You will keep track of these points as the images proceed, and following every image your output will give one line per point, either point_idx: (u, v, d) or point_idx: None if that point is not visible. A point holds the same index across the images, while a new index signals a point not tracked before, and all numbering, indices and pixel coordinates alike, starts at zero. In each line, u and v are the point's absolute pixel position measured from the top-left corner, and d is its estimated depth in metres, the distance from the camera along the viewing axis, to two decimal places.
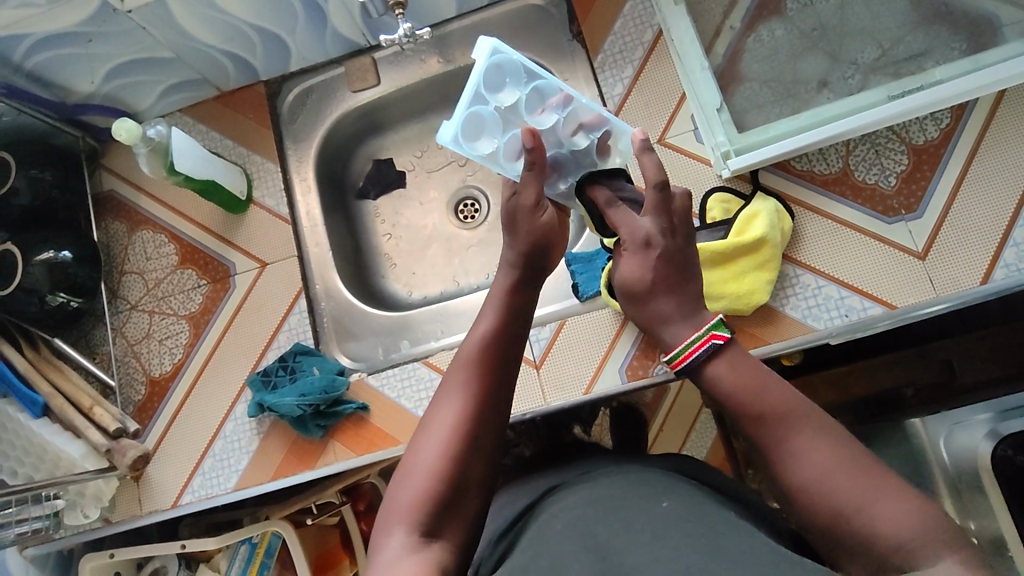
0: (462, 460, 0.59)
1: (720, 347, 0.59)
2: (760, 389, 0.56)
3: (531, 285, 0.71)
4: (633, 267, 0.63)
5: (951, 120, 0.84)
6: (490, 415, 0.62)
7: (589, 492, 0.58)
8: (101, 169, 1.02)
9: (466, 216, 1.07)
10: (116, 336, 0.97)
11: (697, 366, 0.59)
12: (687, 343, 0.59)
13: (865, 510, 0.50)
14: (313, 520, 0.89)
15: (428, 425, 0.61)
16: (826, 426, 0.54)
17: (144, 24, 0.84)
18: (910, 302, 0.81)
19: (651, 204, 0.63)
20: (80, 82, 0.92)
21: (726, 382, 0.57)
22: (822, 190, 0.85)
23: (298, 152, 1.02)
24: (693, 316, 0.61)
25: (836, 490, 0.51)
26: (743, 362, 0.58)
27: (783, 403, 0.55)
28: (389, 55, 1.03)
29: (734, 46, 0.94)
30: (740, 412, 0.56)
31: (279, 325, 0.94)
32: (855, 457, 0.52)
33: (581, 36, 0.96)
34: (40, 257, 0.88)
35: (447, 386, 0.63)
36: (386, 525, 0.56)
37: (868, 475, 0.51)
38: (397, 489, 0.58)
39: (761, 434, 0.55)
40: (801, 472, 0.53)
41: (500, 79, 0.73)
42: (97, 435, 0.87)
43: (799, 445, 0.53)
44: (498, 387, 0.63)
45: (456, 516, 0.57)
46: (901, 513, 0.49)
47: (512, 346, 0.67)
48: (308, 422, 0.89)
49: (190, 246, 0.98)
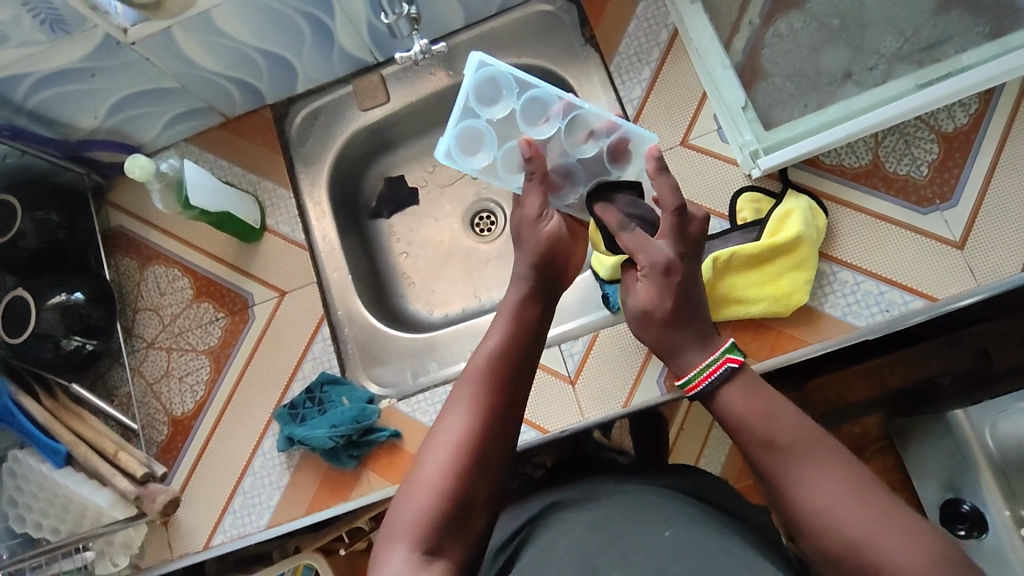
0: (467, 477, 0.57)
1: (735, 372, 0.58)
2: (767, 416, 0.55)
3: (543, 298, 0.71)
4: (645, 292, 0.62)
5: (980, 105, 0.82)
6: (498, 431, 0.60)
7: (654, 518, 0.56)
8: (108, 205, 0.99)
9: (483, 230, 1.05)
10: (135, 376, 0.94)
11: (711, 391, 0.59)
12: (698, 371, 0.59)
13: (874, 543, 0.48)
14: (346, 549, 0.89)
15: (433, 436, 0.59)
16: (835, 457, 0.53)
17: (147, 56, 0.81)
18: (952, 294, 0.79)
19: (665, 229, 0.63)
20: (83, 118, 0.89)
21: (735, 406, 0.57)
22: (853, 184, 0.83)
23: (310, 176, 1.00)
24: (708, 343, 0.61)
25: (845, 521, 0.50)
26: (755, 389, 0.57)
27: (791, 431, 0.54)
28: (397, 71, 1.01)
29: (753, 42, 0.92)
30: (748, 439, 0.56)
31: (303, 355, 0.92)
32: (866, 490, 0.51)
33: (594, 41, 0.94)
34: (53, 301, 0.85)
35: (454, 398, 0.61)
36: (388, 540, 0.55)
37: (879, 509, 0.50)
38: (400, 504, 0.57)
39: (769, 462, 0.54)
40: (808, 503, 0.51)
41: (495, 93, 0.77)
42: (124, 482, 0.84)
43: (808, 473, 0.52)
44: (508, 402, 0.62)
45: (460, 533, 0.56)
46: (913, 551, 0.47)
47: (524, 359, 0.65)
48: (340, 454, 0.86)
49: (205, 280, 0.95)
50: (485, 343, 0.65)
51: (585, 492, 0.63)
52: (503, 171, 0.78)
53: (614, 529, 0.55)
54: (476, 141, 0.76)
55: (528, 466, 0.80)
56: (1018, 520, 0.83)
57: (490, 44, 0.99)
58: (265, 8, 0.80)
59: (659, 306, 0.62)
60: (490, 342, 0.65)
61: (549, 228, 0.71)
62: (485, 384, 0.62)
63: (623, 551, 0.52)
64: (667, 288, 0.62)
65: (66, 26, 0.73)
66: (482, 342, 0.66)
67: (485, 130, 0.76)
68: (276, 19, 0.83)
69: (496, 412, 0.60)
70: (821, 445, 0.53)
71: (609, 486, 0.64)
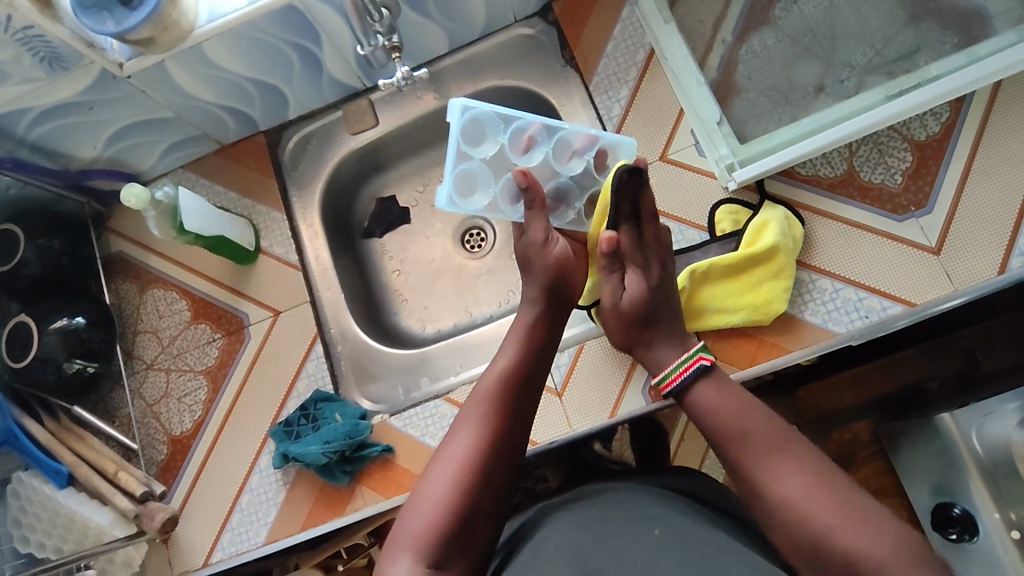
0: (473, 491, 0.59)
1: (708, 367, 0.67)
2: (737, 413, 0.63)
3: (551, 324, 0.74)
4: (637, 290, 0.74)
5: (951, 114, 0.84)
6: (505, 449, 0.63)
7: (630, 523, 0.57)
8: (108, 232, 1.02)
9: (473, 246, 1.08)
10: (135, 398, 0.96)
11: (684, 388, 0.68)
12: (673, 368, 0.69)
13: (840, 528, 0.54)
14: (345, 565, 0.91)
15: (443, 451, 0.62)
16: (799, 453, 0.59)
17: (143, 88, 0.85)
18: (930, 298, 0.80)
19: (651, 238, 0.77)
20: (83, 149, 0.93)
21: (713, 407, 0.64)
22: (829, 194, 0.85)
23: (303, 199, 1.02)
24: (680, 340, 0.73)
25: (814, 510, 0.55)
26: (725, 386, 0.66)
27: (761, 426, 0.61)
28: (385, 96, 1.04)
29: (727, 58, 0.94)
30: (722, 433, 0.63)
31: (297, 373, 0.94)
32: (827, 482, 0.57)
33: (574, 62, 0.97)
34: (55, 325, 0.88)
35: (464, 417, 0.65)
36: (395, 550, 0.57)
37: (840, 501, 0.56)
38: (409, 513, 0.59)
39: (746, 455, 0.60)
40: (775, 491, 0.57)
41: (480, 133, 0.80)
42: (124, 501, 0.86)
43: (779, 467, 0.59)
44: (516, 422, 0.65)
45: (463, 547, 0.58)
46: (873, 541, 0.53)
47: (530, 384, 0.69)
48: (334, 469, 0.88)
49: (203, 302, 0.98)
50: (493, 365, 0.69)
51: (578, 495, 0.63)
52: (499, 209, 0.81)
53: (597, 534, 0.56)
54: (472, 185, 0.80)
55: (530, 479, 0.84)
56: (1010, 523, 0.82)
57: (474, 67, 1.02)
58: (255, 40, 0.83)
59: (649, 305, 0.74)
60: (500, 364, 0.69)
61: (553, 253, 0.76)
62: (494, 403, 0.65)
63: (609, 547, 0.55)
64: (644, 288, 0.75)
65: (64, 63, 0.77)
66: (491, 364, 0.69)
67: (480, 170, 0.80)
68: (266, 50, 0.86)
69: (503, 434, 0.63)
70: (786, 440, 0.60)
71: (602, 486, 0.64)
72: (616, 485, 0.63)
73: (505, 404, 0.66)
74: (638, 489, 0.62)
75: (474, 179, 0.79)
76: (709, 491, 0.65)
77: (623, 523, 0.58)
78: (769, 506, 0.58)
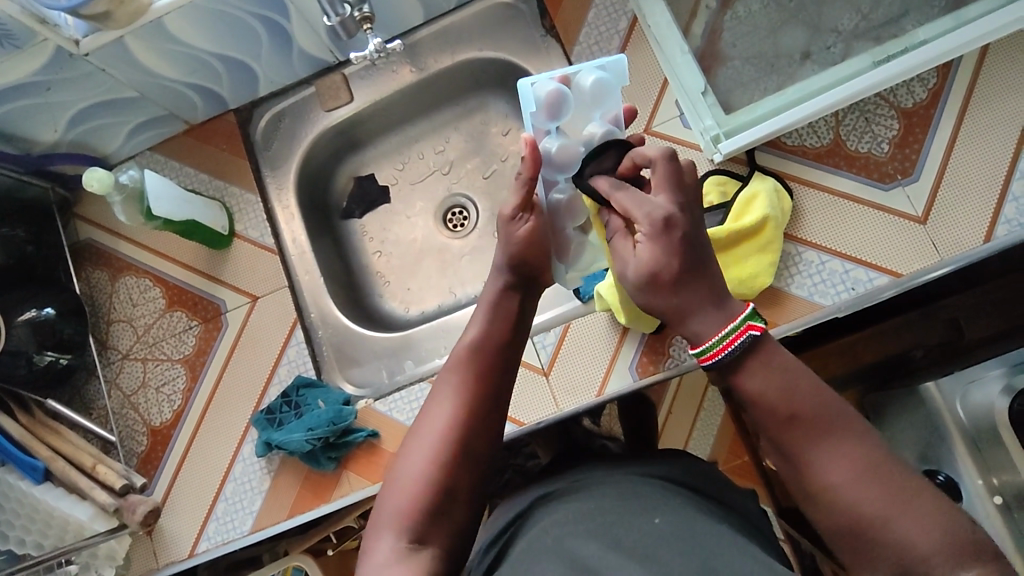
0: (452, 466, 0.58)
1: (755, 340, 0.53)
2: (788, 396, 0.52)
3: (526, 289, 0.70)
4: (646, 254, 0.56)
5: (938, 80, 0.82)
6: (485, 421, 0.60)
7: (611, 511, 0.57)
8: (75, 219, 0.98)
9: (456, 225, 1.05)
10: (111, 389, 0.94)
11: (728, 364, 0.54)
12: (718, 339, 0.54)
13: (891, 523, 0.49)
14: (334, 549, 0.87)
15: (419, 428, 0.60)
16: (859, 434, 0.52)
17: (102, 67, 0.81)
18: (915, 269, 0.80)
19: (660, 179, 0.57)
20: (43, 132, 0.89)
21: (758, 384, 0.53)
22: (816, 164, 0.83)
23: (278, 180, 0.99)
24: (721, 303, 0.55)
25: (860, 499, 0.50)
26: (776, 363, 0.54)
27: (818, 403, 0.52)
28: (360, 70, 1.00)
29: (712, 25, 0.92)
30: (763, 416, 0.54)
31: (278, 359, 0.92)
32: (882, 465, 0.50)
33: (555, 31, 0.94)
34: (23, 317, 0.85)
35: (438, 389, 0.62)
36: (377, 529, 0.56)
37: (896, 491, 0.50)
38: (388, 493, 0.58)
39: (789, 433, 0.53)
40: (822, 478, 0.51)
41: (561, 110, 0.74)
42: (103, 495, 0.84)
43: (826, 452, 0.51)
44: (493, 392, 0.62)
45: (447, 522, 0.56)
46: (924, 537, 0.48)
47: (504, 350, 0.66)
48: (319, 456, 0.86)
49: (177, 288, 0.95)
50: (466, 336, 0.66)
51: (576, 485, 0.64)
52: (548, 98, 0.73)
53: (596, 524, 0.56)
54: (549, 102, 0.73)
55: (521, 456, 0.82)
56: (993, 489, 0.80)
57: (452, 38, 0.99)
58: (218, 13, 0.79)
59: (665, 269, 0.55)
60: (471, 334, 0.66)
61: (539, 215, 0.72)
62: (472, 374, 0.63)
63: (607, 535, 0.54)
64: (670, 244, 0.55)
65: (15, 41, 0.73)
66: (461, 337, 0.66)
67: (610, 105, 0.74)
68: (231, 24, 0.82)
69: (478, 404, 0.61)
70: (842, 418, 0.52)
71: (597, 475, 0.65)
72: (608, 477, 0.64)
73: (478, 374, 0.63)
74: (631, 479, 0.62)
75: (598, 89, 0.73)
76: (696, 476, 0.66)
77: (619, 513, 0.56)
78: (812, 491, 0.52)
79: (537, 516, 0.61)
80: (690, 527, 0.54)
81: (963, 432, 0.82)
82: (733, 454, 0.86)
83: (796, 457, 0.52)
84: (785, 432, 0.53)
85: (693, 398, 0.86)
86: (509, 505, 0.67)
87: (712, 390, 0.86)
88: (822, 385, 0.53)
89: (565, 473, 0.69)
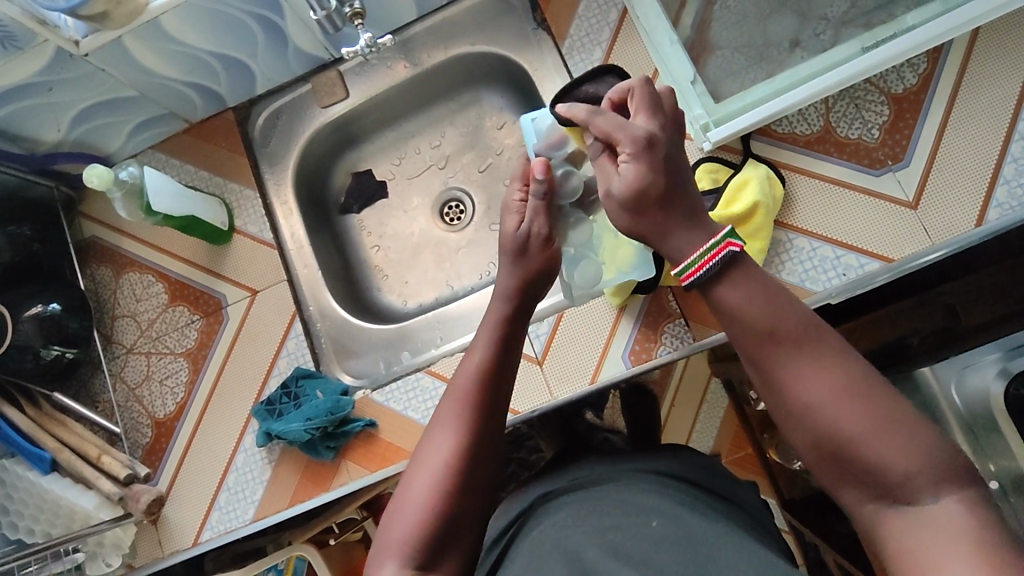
0: (455, 494, 0.57)
1: (732, 258, 0.55)
2: (766, 313, 0.53)
3: (526, 312, 0.69)
4: (631, 173, 0.58)
5: (928, 65, 0.83)
6: (487, 447, 0.60)
7: (602, 507, 0.58)
8: (80, 217, 1.01)
9: (452, 218, 1.06)
10: (116, 383, 0.96)
11: (707, 282, 0.55)
12: (697, 257, 0.55)
13: (873, 441, 0.49)
14: (337, 539, 0.88)
15: (422, 457, 0.59)
16: (837, 351, 0.52)
17: (102, 67, 0.83)
18: (907, 253, 0.80)
19: (641, 105, 0.60)
20: (46, 132, 0.91)
21: (737, 303, 0.54)
22: (807, 151, 0.84)
23: (276, 176, 1.01)
24: (701, 224, 0.57)
25: (842, 419, 0.50)
26: (756, 277, 0.55)
27: (795, 322, 0.53)
28: (355, 66, 1.02)
29: (701, 16, 0.92)
30: (745, 335, 0.54)
31: (277, 352, 0.93)
32: (863, 383, 0.51)
33: (546, 24, 0.95)
34: (29, 313, 0.87)
35: (441, 415, 0.62)
36: (380, 557, 0.55)
37: (877, 408, 0.50)
38: (391, 519, 0.57)
39: (769, 355, 0.53)
40: (806, 396, 0.51)
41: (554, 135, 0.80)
42: (108, 484, 0.87)
43: (806, 373, 0.52)
44: (494, 417, 0.62)
45: (451, 550, 0.57)
46: (903, 456, 0.49)
47: (506, 374, 0.64)
48: (318, 446, 0.88)
49: (179, 284, 0.97)
50: (469, 360, 0.65)
51: (576, 482, 0.65)
52: (548, 131, 0.80)
53: (596, 520, 0.56)
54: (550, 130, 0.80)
55: (524, 450, 0.83)
56: (989, 473, 0.77)
57: (444, 34, 1.00)
58: (212, 11, 0.81)
59: (650, 186, 0.57)
60: (474, 360, 0.64)
61: (552, 249, 0.72)
62: (472, 402, 0.61)
63: (604, 539, 0.54)
64: (654, 165, 0.57)
65: (17, 42, 0.74)
66: (463, 363, 0.65)
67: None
68: (226, 22, 0.84)
69: (480, 434, 0.60)
70: (823, 336, 0.53)
71: (599, 473, 0.65)
72: (609, 474, 0.64)
73: (480, 402, 0.62)
74: (630, 474, 0.63)
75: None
76: (695, 470, 0.67)
77: (617, 513, 0.57)
78: (796, 409, 0.52)
79: (537, 518, 0.61)
80: (680, 523, 0.55)
81: (959, 419, 0.79)
82: (737, 446, 0.86)
83: (775, 381, 0.53)
84: (769, 353, 0.53)
85: (695, 391, 0.86)
86: (512, 503, 0.68)
87: (715, 383, 0.86)
88: (803, 305, 0.54)
89: (567, 468, 0.70)
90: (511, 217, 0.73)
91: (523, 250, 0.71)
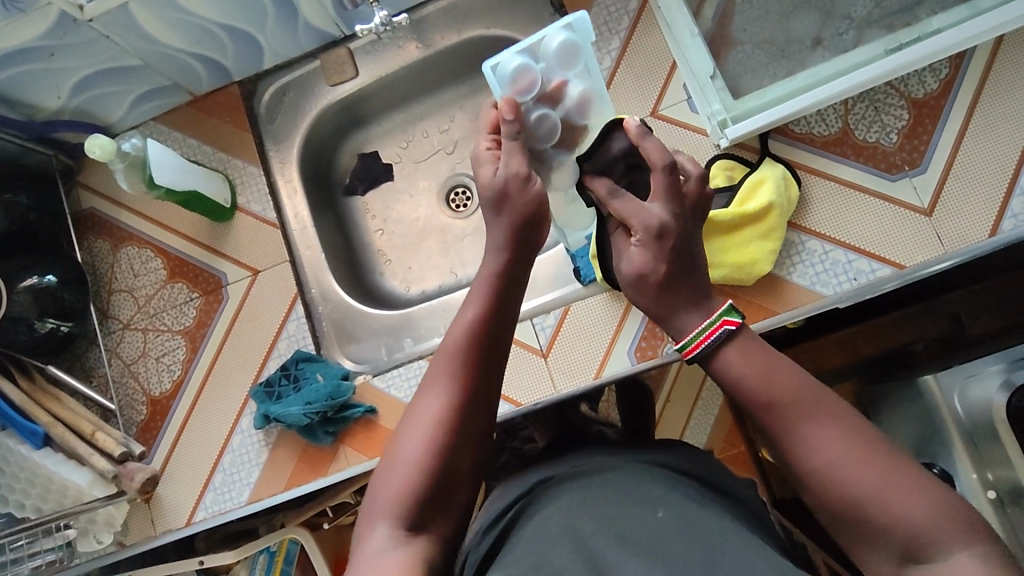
0: (448, 454, 0.56)
1: (733, 335, 0.55)
2: (765, 379, 0.53)
3: (523, 263, 0.65)
4: (637, 258, 0.58)
5: (950, 70, 0.81)
6: (477, 409, 0.58)
7: (612, 493, 0.57)
8: (78, 187, 0.98)
9: (458, 205, 1.05)
10: (111, 358, 0.94)
11: (709, 354, 0.55)
12: (697, 333, 0.56)
13: (886, 500, 0.47)
14: (330, 523, 0.93)
15: (411, 417, 0.58)
16: (843, 413, 0.51)
17: (106, 33, 0.80)
18: (919, 261, 0.79)
19: (659, 189, 0.58)
20: (46, 99, 0.88)
21: (738, 371, 0.54)
22: (823, 153, 0.83)
23: (281, 154, 1.00)
24: (702, 301, 0.57)
25: (848, 480, 0.49)
26: (757, 353, 0.55)
27: (799, 387, 0.52)
28: (366, 44, 1.00)
29: (723, 9, 0.91)
30: (751, 404, 0.54)
31: (278, 334, 0.92)
32: (869, 444, 0.50)
33: (563, 9, 0.93)
34: (24, 284, 0.85)
35: (432, 374, 0.59)
36: (372, 516, 0.54)
37: (884, 466, 0.49)
38: (381, 479, 0.56)
39: (772, 421, 0.53)
40: (808, 457, 0.50)
41: (525, 75, 0.72)
42: (102, 462, 0.84)
43: (810, 434, 0.51)
44: (485, 378, 0.60)
45: (445, 509, 0.55)
46: (918, 510, 0.47)
47: (499, 333, 0.62)
48: (317, 430, 0.87)
49: (178, 260, 0.95)
50: (462, 317, 0.62)
51: (579, 470, 0.63)
52: (516, 75, 0.72)
53: (610, 508, 0.55)
54: (525, 71, 0.72)
55: (517, 439, 0.87)
56: (986, 483, 0.77)
57: (458, 16, 0.98)
58: None
59: (652, 272, 0.57)
60: (467, 315, 0.61)
61: (534, 189, 0.65)
62: (463, 364, 0.59)
63: (612, 527, 0.53)
64: (661, 251, 0.57)
65: (19, 4, 0.72)
66: (456, 319, 0.62)
67: (582, 66, 0.74)
68: None
69: (471, 394, 0.58)
70: (827, 398, 0.52)
71: (597, 461, 0.65)
72: (615, 462, 0.63)
73: (470, 361, 0.59)
74: (636, 463, 0.63)
75: (567, 56, 0.73)
76: (695, 463, 0.66)
77: (624, 503, 0.56)
78: (803, 473, 0.51)
79: (543, 498, 0.60)
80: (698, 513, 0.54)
81: (960, 427, 0.79)
82: (729, 441, 0.98)
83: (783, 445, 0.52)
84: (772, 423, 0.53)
85: (691, 391, 0.97)
86: (511, 487, 0.67)
87: (710, 383, 0.97)
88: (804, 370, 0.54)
89: (569, 456, 0.69)
90: (487, 166, 0.67)
91: (505, 195, 0.64)
